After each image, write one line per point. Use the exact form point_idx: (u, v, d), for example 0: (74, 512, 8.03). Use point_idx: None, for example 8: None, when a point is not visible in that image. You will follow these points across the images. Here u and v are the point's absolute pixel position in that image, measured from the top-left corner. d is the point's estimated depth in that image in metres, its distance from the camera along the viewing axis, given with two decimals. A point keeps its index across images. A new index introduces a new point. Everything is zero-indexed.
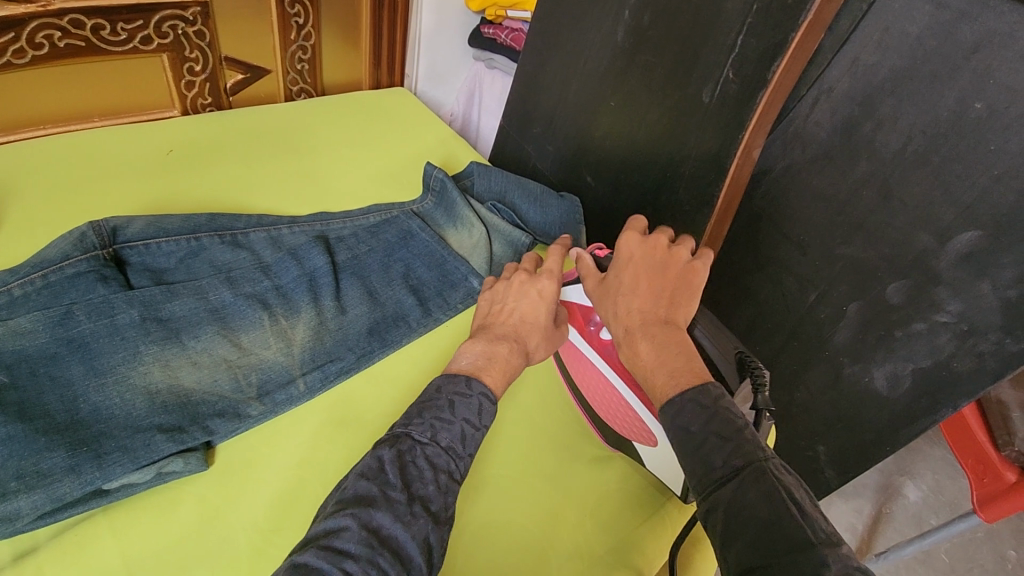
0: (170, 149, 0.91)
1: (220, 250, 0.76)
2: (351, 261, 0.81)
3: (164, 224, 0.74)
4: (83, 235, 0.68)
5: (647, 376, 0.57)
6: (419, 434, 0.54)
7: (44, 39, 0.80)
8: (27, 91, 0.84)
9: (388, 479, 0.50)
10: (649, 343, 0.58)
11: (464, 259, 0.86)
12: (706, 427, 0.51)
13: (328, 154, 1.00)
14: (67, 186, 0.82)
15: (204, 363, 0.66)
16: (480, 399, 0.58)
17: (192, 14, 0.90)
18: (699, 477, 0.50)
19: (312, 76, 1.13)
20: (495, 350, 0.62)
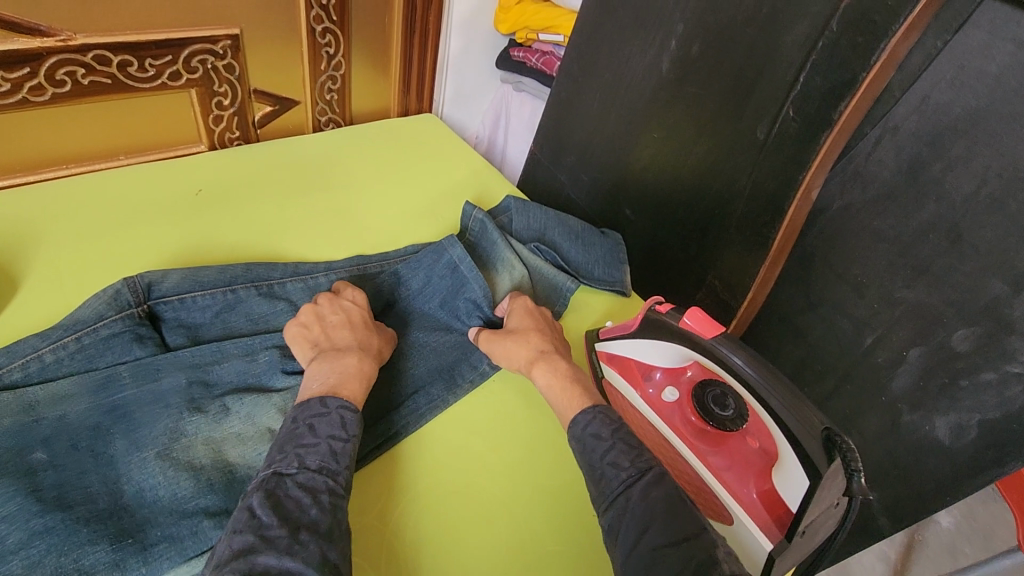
0: (200, 188, 0.87)
1: (256, 301, 0.73)
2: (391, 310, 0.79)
3: (199, 276, 0.71)
4: (118, 291, 0.65)
5: (561, 395, 0.65)
6: (283, 467, 0.54)
7: (64, 76, 0.76)
8: (46, 129, 0.79)
9: (263, 520, 0.49)
10: (549, 368, 0.68)
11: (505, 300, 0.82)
12: (613, 434, 0.58)
13: (360, 188, 0.96)
14: (95, 232, 0.77)
15: (247, 432, 0.62)
16: (339, 413, 0.59)
17: (222, 48, 0.86)
18: (609, 494, 0.54)
19: (341, 106, 1.10)
20: (342, 364, 0.64)
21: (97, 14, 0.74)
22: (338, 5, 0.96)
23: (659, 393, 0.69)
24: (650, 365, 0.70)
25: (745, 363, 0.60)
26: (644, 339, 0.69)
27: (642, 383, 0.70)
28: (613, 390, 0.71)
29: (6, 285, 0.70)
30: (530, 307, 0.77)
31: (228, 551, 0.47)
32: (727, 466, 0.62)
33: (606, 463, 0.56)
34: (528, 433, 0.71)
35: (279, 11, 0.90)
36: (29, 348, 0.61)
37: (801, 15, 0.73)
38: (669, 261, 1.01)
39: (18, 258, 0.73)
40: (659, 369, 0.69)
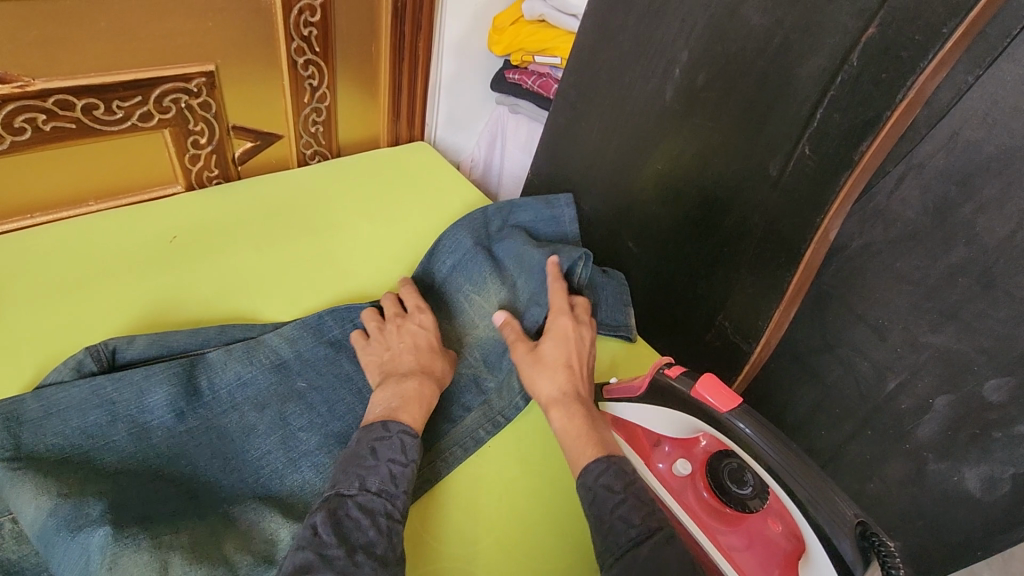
0: (174, 235, 0.82)
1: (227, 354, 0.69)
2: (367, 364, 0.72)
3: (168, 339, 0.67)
4: (80, 362, 0.62)
5: (575, 441, 0.60)
6: (345, 488, 0.55)
7: (24, 123, 0.70)
8: (6, 177, 0.73)
9: (324, 538, 0.50)
10: (564, 413, 0.63)
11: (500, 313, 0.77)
12: (627, 488, 0.54)
13: (346, 226, 0.91)
14: (55, 289, 0.71)
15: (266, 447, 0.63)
16: (400, 437, 0.59)
17: (196, 85, 0.81)
18: (616, 549, 0.50)
19: (327, 137, 1.04)
20: (404, 389, 0.64)
21: (57, 57, 0.69)
22: (321, 36, 0.91)
23: (670, 466, 0.63)
24: (658, 435, 0.64)
25: (757, 434, 0.54)
26: (652, 406, 0.62)
27: (650, 452, 0.64)
28: None
29: None
30: (568, 332, 0.69)
31: (290, 565, 0.49)
32: (742, 547, 0.57)
33: (616, 517, 0.52)
34: (522, 501, 0.65)
35: (257, 45, 0.85)
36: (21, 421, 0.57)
37: (817, 48, 0.68)
38: (676, 297, 0.95)
39: None
40: (667, 439, 0.64)
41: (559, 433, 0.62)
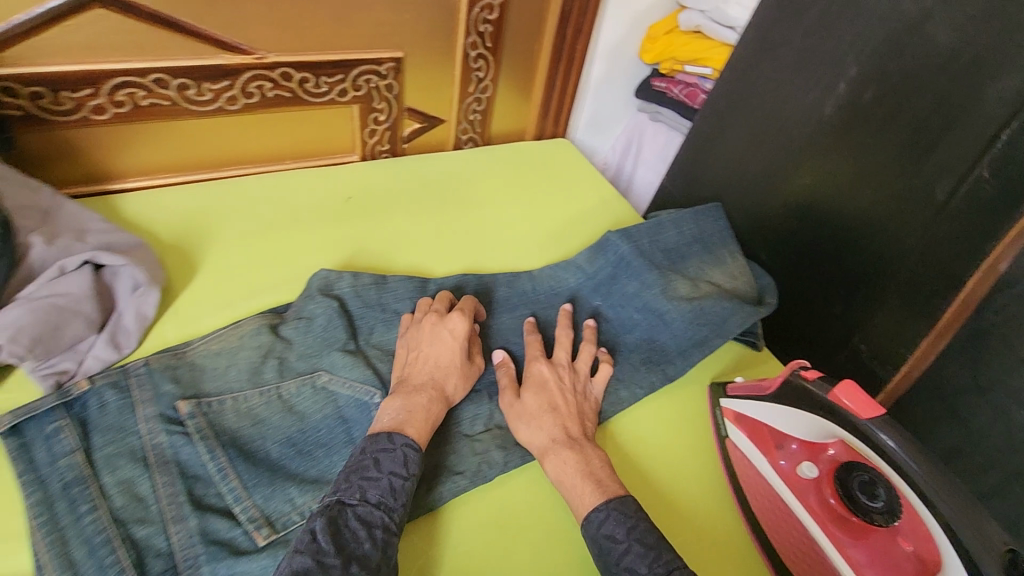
0: (349, 196, 0.93)
1: (396, 283, 0.78)
2: (506, 327, 0.78)
3: (363, 278, 0.76)
4: (308, 283, 0.76)
5: (575, 488, 0.59)
6: (346, 496, 0.53)
7: (254, 89, 0.85)
8: (234, 132, 0.89)
9: (321, 545, 0.49)
10: (561, 458, 0.61)
11: (646, 311, 0.81)
12: (631, 536, 0.54)
13: (492, 208, 0.98)
14: (259, 227, 0.84)
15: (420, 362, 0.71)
16: (405, 450, 0.57)
17: (385, 69, 0.93)
18: None
19: (482, 127, 1.14)
20: (413, 402, 0.61)
21: (289, 37, 0.83)
22: (493, 33, 1.00)
23: (795, 468, 0.63)
24: (786, 434, 0.65)
25: (904, 451, 0.53)
26: (786, 406, 0.63)
27: (774, 451, 0.65)
28: (741, 453, 0.67)
29: (188, 267, 0.77)
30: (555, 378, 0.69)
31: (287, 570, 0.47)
32: (863, 557, 0.56)
33: (622, 567, 0.53)
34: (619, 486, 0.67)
35: (438, 38, 0.95)
36: (241, 327, 0.69)
37: (1013, 67, 0.66)
38: (809, 316, 0.92)
39: (200, 245, 0.80)
40: (795, 441, 0.64)
41: (554, 482, 0.61)
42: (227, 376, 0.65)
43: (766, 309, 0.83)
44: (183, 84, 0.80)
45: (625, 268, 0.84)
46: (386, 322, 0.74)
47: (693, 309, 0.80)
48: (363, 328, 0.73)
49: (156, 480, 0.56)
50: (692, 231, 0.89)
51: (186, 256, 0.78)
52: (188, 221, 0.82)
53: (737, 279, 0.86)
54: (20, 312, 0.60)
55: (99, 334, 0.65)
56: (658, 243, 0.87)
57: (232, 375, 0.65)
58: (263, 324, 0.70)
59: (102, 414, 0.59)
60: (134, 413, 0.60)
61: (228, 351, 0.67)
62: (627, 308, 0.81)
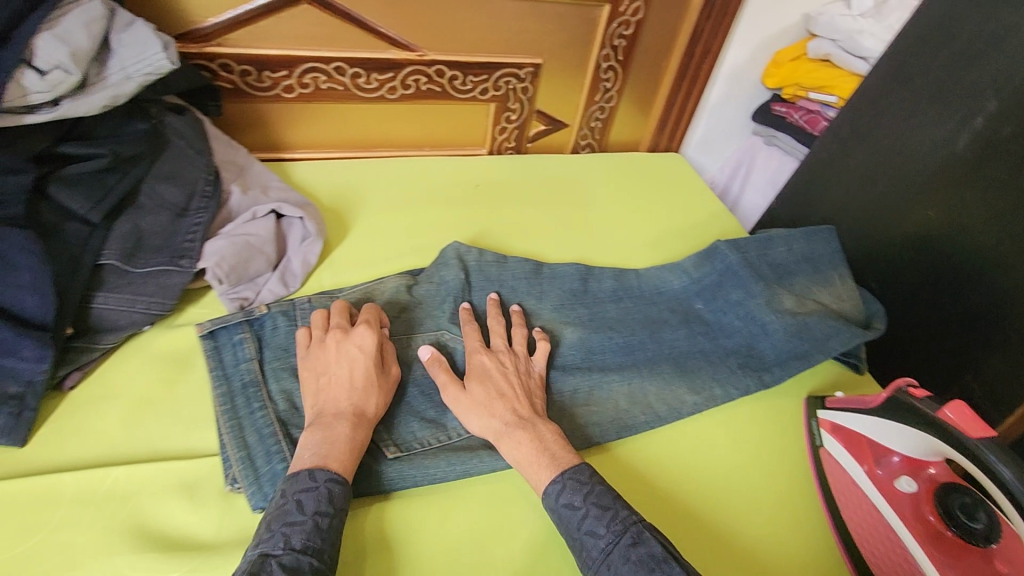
0: (477, 184, 1.02)
1: (517, 262, 0.86)
2: (612, 315, 0.84)
3: (488, 255, 0.85)
4: (443, 252, 0.85)
5: (530, 467, 0.62)
6: (269, 548, 0.51)
7: (412, 81, 0.97)
8: (388, 118, 1.01)
9: None
10: (516, 441, 0.63)
11: (748, 319, 0.83)
12: (586, 501, 0.58)
13: (605, 209, 1.04)
14: (400, 202, 0.95)
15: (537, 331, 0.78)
16: (327, 487, 0.55)
17: (525, 73, 1.03)
18: (592, 562, 0.55)
19: (601, 134, 1.21)
20: (333, 433, 0.59)
21: (449, 39, 0.94)
22: (627, 47, 1.07)
23: (893, 481, 0.65)
24: (889, 447, 0.67)
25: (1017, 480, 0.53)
26: (892, 421, 0.65)
27: (873, 464, 0.67)
28: (836, 461, 0.69)
29: (341, 227, 0.89)
30: (502, 370, 0.69)
31: None
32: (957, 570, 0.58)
33: (584, 532, 0.56)
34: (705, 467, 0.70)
35: (575, 48, 1.04)
36: (383, 281, 0.80)
37: None
38: (917, 348, 0.91)
39: (351, 210, 0.92)
40: (896, 455, 0.66)
41: (512, 464, 0.63)
42: None
43: (871, 333, 0.84)
44: (357, 72, 0.93)
45: (730, 277, 0.86)
46: (503, 295, 0.82)
47: (796, 323, 0.82)
48: (485, 296, 0.81)
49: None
50: (803, 250, 0.91)
51: (340, 218, 0.90)
52: (342, 189, 0.94)
53: (843, 301, 0.88)
54: (224, 245, 0.73)
55: (273, 272, 0.78)
56: (766, 257, 0.89)
57: None
58: (401, 283, 0.80)
59: (273, 333, 0.70)
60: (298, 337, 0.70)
61: (372, 300, 0.77)
62: (728, 314, 0.84)
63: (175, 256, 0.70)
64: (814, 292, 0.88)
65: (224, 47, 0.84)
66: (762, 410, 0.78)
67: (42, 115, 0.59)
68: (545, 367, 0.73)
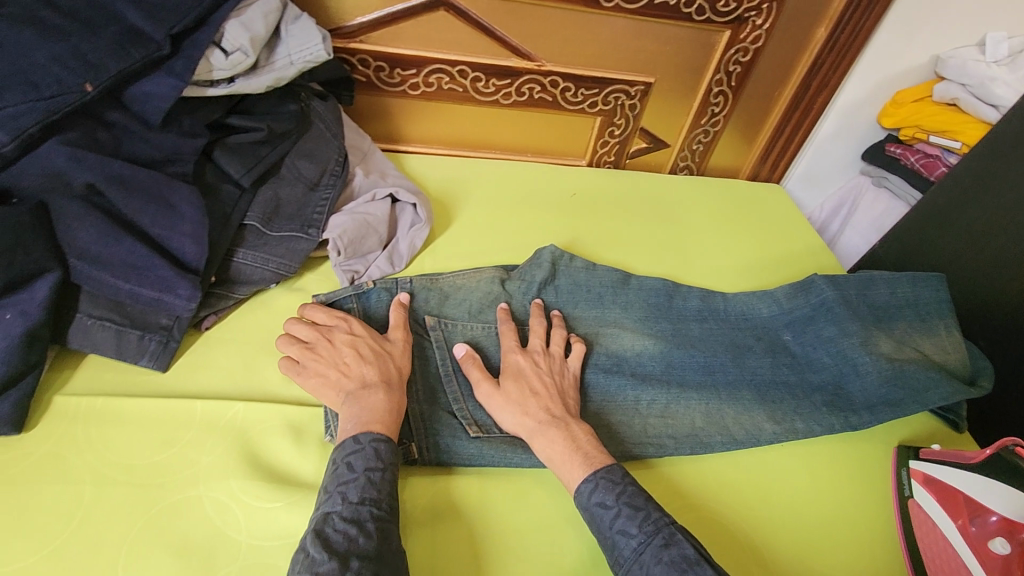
0: (574, 193, 1.05)
1: (605, 271, 0.88)
2: (696, 333, 0.84)
3: (577, 261, 0.88)
4: (537, 252, 0.89)
5: (563, 465, 0.62)
6: (330, 506, 0.55)
7: (527, 89, 1.02)
8: (499, 122, 1.07)
9: (316, 555, 0.50)
10: (549, 437, 0.64)
11: (840, 358, 0.81)
12: (620, 500, 0.59)
13: (698, 231, 1.04)
14: (500, 201, 1.00)
15: (620, 338, 0.80)
16: (374, 445, 0.59)
17: (635, 90, 1.06)
18: (624, 562, 0.56)
19: (701, 157, 1.21)
20: (367, 401, 0.62)
21: (567, 52, 0.99)
22: (741, 73, 1.07)
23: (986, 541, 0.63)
24: (985, 506, 0.64)
25: None
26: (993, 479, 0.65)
27: (966, 522, 0.65)
28: (925, 515, 0.67)
29: (446, 218, 0.95)
30: (526, 369, 0.70)
31: None
32: None
33: (615, 531, 0.58)
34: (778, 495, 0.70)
35: (688, 70, 1.05)
36: (476, 272, 0.84)
37: None
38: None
39: (456, 204, 0.98)
40: (993, 516, 0.63)
41: (545, 461, 0.64)
42: (464, 306, 0.79)
43: (977, 391, 0.79)
44: (477, 77, 0.99)
45: (825, 312, 0.84)
46: (589, 301, 0.84)
47: (893, 369, 0.79)
48: (572, 300, 0.84)
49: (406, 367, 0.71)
50: (906, 295, 0.87)
51: (445, 210, 0.96)
52: (448, 184, 1.00)
53: (948, 354, 0.83)
54: (347, 220, 0.80)
55: (382, 251, 0.84)
56: (865, 298, 0.86)
57: (468, 307, 0.79)
58: (494, 276, 0.83)
59: (378, 309, 0.76)
60: (398, 315, 0.76)
61: (466, 288, 0.81)
62: (819, 349, 0.82)
63: (305, 225, 0.78)
64: (914, 340, 0.84)
65: (365, 44, 0.93)
66: (846, 450, 0.75)
67: (219, 89, 0.68)
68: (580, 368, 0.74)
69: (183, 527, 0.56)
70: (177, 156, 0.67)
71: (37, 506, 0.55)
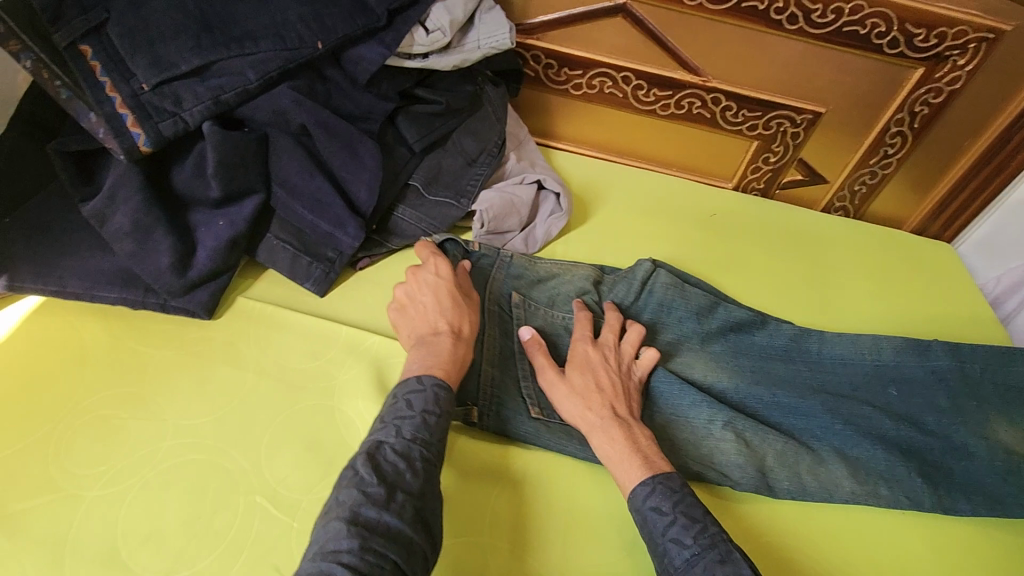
0: (713, 212, 1.03)
1: (694, 289, 0.84)
2: (788, 373, 0.78)
3: (661, 274, 0.84)
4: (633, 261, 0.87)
5: (618, 465, 0.62)
6: (384, 435, 0.57)
7: (686, 103, 1.03)
8: (650, 132, 1.08)
9: (364, 477, 0.52)
10: (607, 433, 0.64)
11: (949, 432, 0.74)
12: (676, 509, 0.58)
13: (842, 278, 0.98)
14: (639, 207, 1.01)
15: (699, 362, 0.77)
16: (434, 389, 0.60)
17: (801, 119, 1.02)
18: (670, 569, 0.55)
19: (861, 200, 1.13)
20: (436, 348, 0.64)
21: (736, 71, 0.98)
22: (927, 116, 0.99)
23: None
24: None
25: None
26: None
27: None
28: None
29: (584, 214, 0.98)
30: (589, 361, 0.69)
31: (339, 502, 0.51)
32: None
33: (667, 540, 0.56)
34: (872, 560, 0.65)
35: (865, 106, 0.99)
36: (561, 265, 0.85)
37: None
38: None
39: (595, 202, 1.00)
40: None
41: (602, 458, 0.63)
42: (556, 296, 0.81)
43: None
44: (639, 85, 1.02)
45: (943, 380, 0.77)
46: (673, 316, 0.81)
47: (1004, 461, 0.72)
48: (657, 312, 0.81)
49: (488, 330, 0.75)
50: None
51: (585, 206, 0.99)
52: (592, 182, 1.04)
53: None
54: (495, 198, 0.86)
55: (518, 233, 0.88)
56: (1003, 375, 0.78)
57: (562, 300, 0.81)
58: (585, 275, 0.84)
59: (471, 272, 0.80)
60: (487, 286, 0.79)
61: (557, 280, 0.83)
62: (928, 417, 0.75)
63: (457, 195, 0.86)
64: None
65: (541, 42, 0.99)
66: (937, 527, 0.69)
67: (416, 63, 0.77)
68: (646, 375, 0.73)
69: (313, 428, 0.64)
70: (370, 115, 0.77)
71: (212, 378, 0.66)
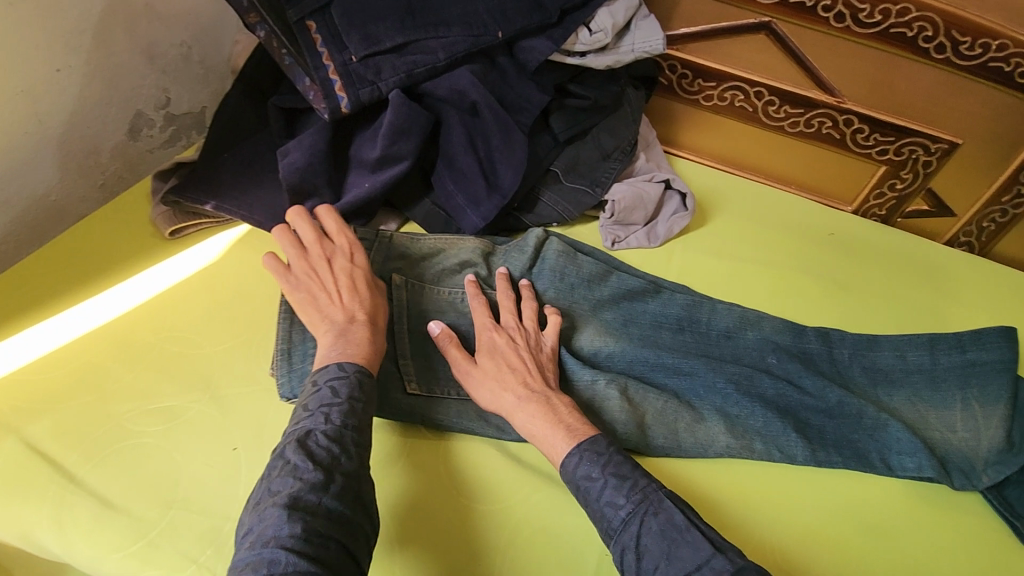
0: (832, 232, 1.04)
1: (589, 261, 0.86)
2: (679, 347, 0.83)
3: (557, 246, 0.86)
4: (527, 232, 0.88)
5: (545, 441, 0.65)
6: (309, 424, 0.57)
7: (816, 122, 1.05)
8: (774, 149, 1.11)
9: (299, 464, 0.54)
10: (538, 412, 0.66)
11: (826, 394, 0.79)
12: (606, 472, 0.61)
13: (953, 310, 0.96)
14: (756, 217, 1.04)
15: (586, 329, 0.81)
16: (358, 375, 0.62)
17: (936, 147, 1.01)
18: (612, 531, 0.58)
19: (988, 238, 1.10)
20: (353, 334, 0.65)
21: (874, 95, 0.99)
22: None
23: None
24: None
25: None
26: None
27: None
28: None
29: (702, 219, 1.02)
30: (502, 346, 0.71)
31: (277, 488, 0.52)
32: None
33: (602, 505, 0.59)
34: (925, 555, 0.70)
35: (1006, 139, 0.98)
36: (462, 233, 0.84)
37: None
38: None
39: (714, 209, 1.04)
40: None
41: (530, 436, 0.66)
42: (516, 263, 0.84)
43: None
44: (772, 101, 1.05)
45: (978, 370, 0.83)
46: (569, 286, 0.83)
47: (876, 419, 0.78)
48: (554, 279, 0.83)
49: None
50: None
51: (703, 211, 1.03)
52: (712, 190, 1.07)
53: None
54: (627, 191, 0.91)
55: (642, 227, 0.94)
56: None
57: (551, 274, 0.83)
58: (480, 249, 0.83)
59: None
60: None
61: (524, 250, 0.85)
62: (948, 398, 0.82)
63: (593, 184, 0.92)
64: None
65: (681, 52, 1.05)
66: (823, 479, 0.74)
67: (576, 60, 0.84)
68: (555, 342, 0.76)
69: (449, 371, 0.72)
70: (526, 103, 0.85)
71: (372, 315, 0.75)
